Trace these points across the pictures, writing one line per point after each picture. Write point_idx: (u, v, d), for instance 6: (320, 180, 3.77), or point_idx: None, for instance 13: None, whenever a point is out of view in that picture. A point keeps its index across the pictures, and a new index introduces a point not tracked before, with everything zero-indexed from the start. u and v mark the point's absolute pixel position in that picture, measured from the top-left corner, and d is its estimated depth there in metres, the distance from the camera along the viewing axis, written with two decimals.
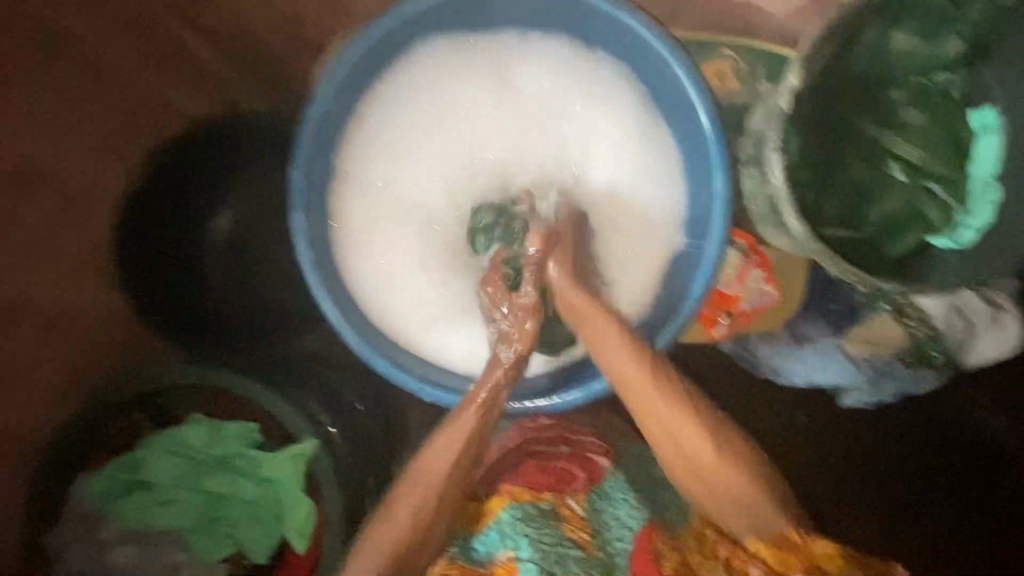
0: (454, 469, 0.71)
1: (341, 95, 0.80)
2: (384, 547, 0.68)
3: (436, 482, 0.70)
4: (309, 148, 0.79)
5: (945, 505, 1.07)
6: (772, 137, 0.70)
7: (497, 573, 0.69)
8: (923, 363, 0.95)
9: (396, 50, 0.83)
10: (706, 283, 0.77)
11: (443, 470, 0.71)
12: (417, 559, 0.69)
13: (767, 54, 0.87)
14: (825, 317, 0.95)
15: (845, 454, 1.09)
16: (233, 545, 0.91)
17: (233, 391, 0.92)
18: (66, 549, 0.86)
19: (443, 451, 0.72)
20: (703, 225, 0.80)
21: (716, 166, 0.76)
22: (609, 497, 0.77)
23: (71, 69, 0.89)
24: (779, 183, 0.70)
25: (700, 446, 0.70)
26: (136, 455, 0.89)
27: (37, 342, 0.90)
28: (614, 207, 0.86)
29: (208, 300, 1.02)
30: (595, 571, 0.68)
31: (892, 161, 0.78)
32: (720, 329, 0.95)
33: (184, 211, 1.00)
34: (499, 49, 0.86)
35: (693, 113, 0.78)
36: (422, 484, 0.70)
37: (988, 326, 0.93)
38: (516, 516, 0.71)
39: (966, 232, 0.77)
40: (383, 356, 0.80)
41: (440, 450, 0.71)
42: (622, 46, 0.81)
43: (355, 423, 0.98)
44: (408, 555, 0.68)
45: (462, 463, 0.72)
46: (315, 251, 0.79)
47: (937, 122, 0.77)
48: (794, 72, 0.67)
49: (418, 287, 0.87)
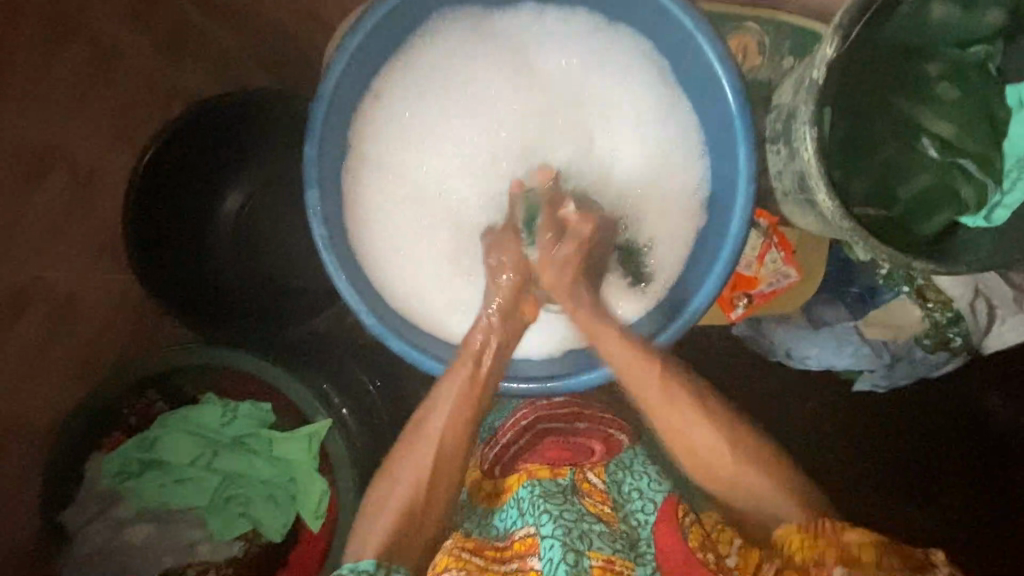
0: (457, 422, 0.72)
1: (354, 69, 0.77)
2: (388, 508, 0.69)
3: (435, 440, 0.72)
4: (323, 123, 0.77)
5: (964, 486, 1.06)
6: (803, 113, 0.68)
7: (514, 548, 0.72)
8: (942, 347, 0.93)
9: (411, 21, 0.79)
10: (731, 264, 0.74)
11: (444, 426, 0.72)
12: (425, 524, 0.70)
13: (791, 28, 0.84)
14: (844, 300, 0.94)
15: (859, 438, 1.08)
16: (249, 524, 0.91)
17: (246, 374, 0.90)
18: (84, 527, 0.87)
19: (442, 410, 0.73)
20: (727, 205, 0.78)
21: (743, 145, 0.74)
22: (629, 469, 0.78)
23: (77, 49, 0.86)
24: (811, 159, 0.68)
25: (696, 430, 0.73)
26: (152, 434, 0.89)
27: (49, 325, 0.89)
28: (632, 189, 0.85)
29: (219, 282, 1.02)
30: (619, 545, 0.70)
31: (924, 138, 0.76)
32: (738, 311, 0.93)
33: (183, 191, 0.99)
34: (517, 24, 0.84)
35: (717, 90, 0.75)
36: (424, 445, 0.71)
37: (1012, 311, 0.91)
38: (536, 493, 0.73)
39: (999, 210, 0.74)
40: (400, 337, 0.78)
41: (439, 412, 0.72)
42: (642, 18, 0.79)
43: (368, 401, 0.97)
44: (415, 520, 0.69)
45: (464, 417, 0.73)
46: (329, 230, 0.78)
47: (970, 96, 0.75)
48: (829, 44, 0.64)
49: (434, 267, 0.86)
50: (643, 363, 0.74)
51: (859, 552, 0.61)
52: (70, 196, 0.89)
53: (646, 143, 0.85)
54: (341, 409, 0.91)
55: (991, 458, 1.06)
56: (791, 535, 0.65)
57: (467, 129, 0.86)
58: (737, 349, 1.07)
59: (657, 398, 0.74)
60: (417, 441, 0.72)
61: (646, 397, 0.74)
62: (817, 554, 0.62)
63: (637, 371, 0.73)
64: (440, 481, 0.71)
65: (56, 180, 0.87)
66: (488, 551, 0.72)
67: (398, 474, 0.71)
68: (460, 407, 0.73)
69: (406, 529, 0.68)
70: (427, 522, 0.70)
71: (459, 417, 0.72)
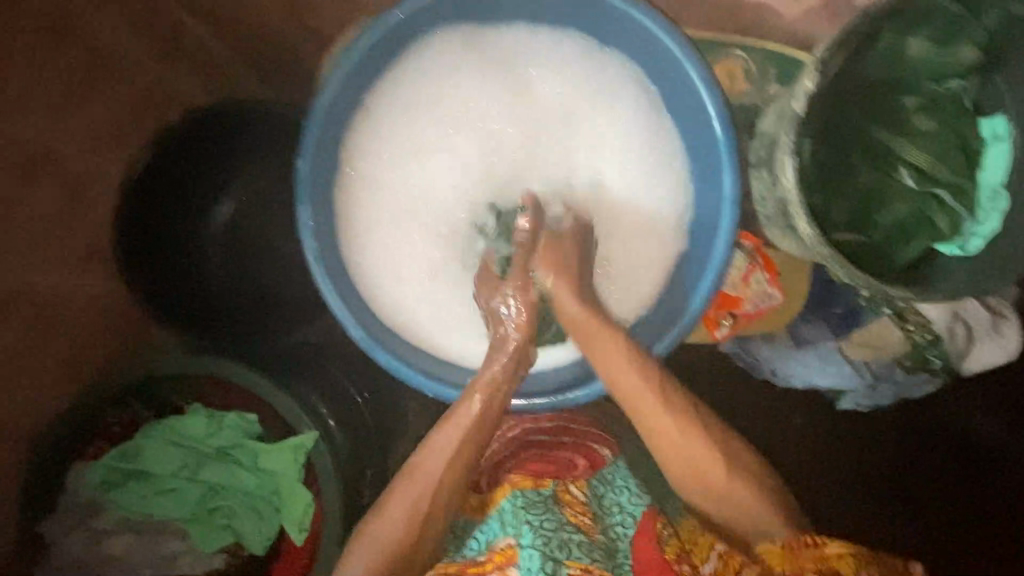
0: (457, 464, 0.69)
1: (350, 87, 0.79)
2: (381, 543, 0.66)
3: (434, 476, 0.68)
4: (315, 140, 0.78)
5: (944, 508, 1.07)
6: (784, 142, 0.70)
7: (493, 560, 0.71)
8: (920, 368, 0.95)
9: (404, 41, 0.81)
10: (714, 287, 0.76)
11: (440, 463, 0.68)
12: (413, 562, 0.66)
13: (777, 56, 0.87)
14: (827, 322, 0.95)
15: (840, 458, 1.09)
16: (231, 535, 0.90)
17: (232, 384, 0.91)
18: (63, 538, 0.86)
19: (444, 446, 0.69)
20: (710, 226, 0.79)
21: (727, 169, 0.76)
22: (611, 485, 0.78)
23: (74, 54, 0.84)
24: (792, 187, 0.70)
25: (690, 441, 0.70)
26: (135, 444, 0.89)
27: (31, 332, 0.86)
28: (622, 212, 0.87)
29: (210, 287, 1.02)
30: (597, 554, 0.68)
31: (901, 167, 0.78)
32: (723, 330, 0.95)
33: (175, 201, 1.00)
34: (510, 45, 0.85)
35: (703, 115, 0.77)
36: (421, 485, 0.68)
37: (988, 334, 0.94)
38: (517, 505, 0.72)
39: (974, 239, 0.77)
40: (387, 351, 0.79)
41: (439, 448, 0.69)
42: (631, 44, 0.81)
43: (354, 413, 0.97)
44: (406, 558, 0.66)
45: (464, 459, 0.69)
46: (320, 244, 0.78)
47: (944, 127, 0.77)
48: (810, 76, 0.66)
49: (424, 282, 0.87)
50: (650, 397, 0.71)
51: (840, 567, 0.62)
52: (63, 202, 0.88)
53: (634, 164, 0.86)
54: (327, 419, 0.91)
55: (964, 479, 1.07)
56: (771, 549, 0.66)
57: (458, 146, 0.87)
58: (722, 367, 1.08)
59: (669, 433, 0.71)
60: (412, 478, 0.68)
61: (659, 435, 0.71)
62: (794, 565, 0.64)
63: (658, 419, 0.71)
64: (433, 520, 0.67)
65: (49, 187, 0.85)
66: (470, 568, 0.70)
67: (390, 503, 0.68)
68: (462, 446, 0.70)
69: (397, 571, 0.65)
70: (419, 556, 0.67)
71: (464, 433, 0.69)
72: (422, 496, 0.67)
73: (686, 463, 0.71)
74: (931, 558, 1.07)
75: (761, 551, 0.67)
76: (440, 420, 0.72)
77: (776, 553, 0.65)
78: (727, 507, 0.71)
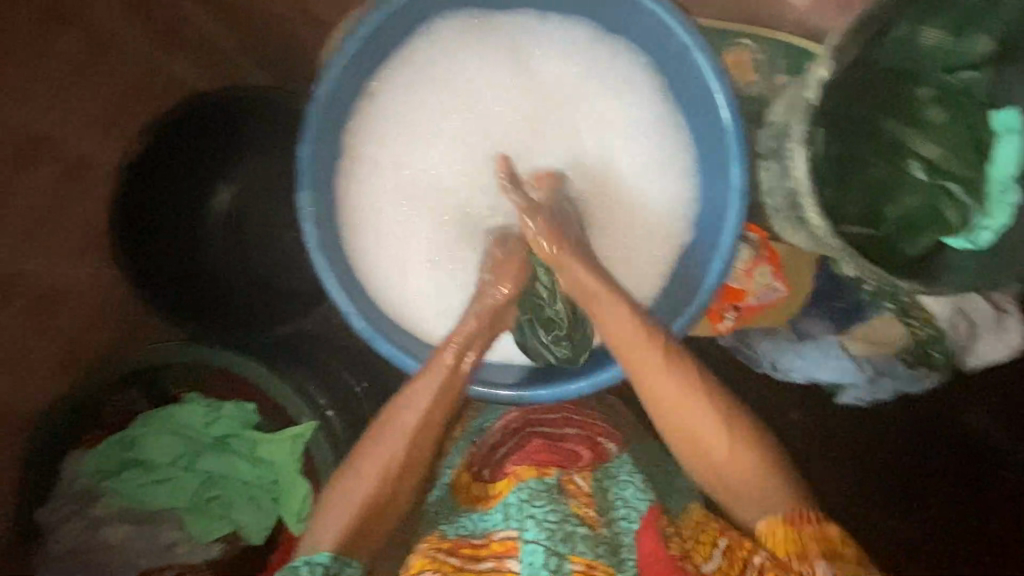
0: (426, 429, 0.70)
1: (354, 73, 0.78)
2: (352, 502, 0.67)
3: (405, 435, 0.69)
4: (317, 125, 0.76)
5: (942, 505, 1.07)
6: (796, 131, 0.69)
7: (492, 547, 0.69)
8: (923, 363, 0.94)
9: (408, 26, 0.80)
10: (722, 276, 0.75)
11: (411, 424, 0.69)
12: (381, 520, 0.68)
13: (787, 45, 0.85)
14: (828, 315, 0.95)
15: (840, 452, 1.09)
16: (229, 526, 0.89)
17: (228, 373, 0.89)
18: (58, 527, 0.86)
19: (415, 408, 0.69)
20: (717, 217, 0.78)
21: (736, 160, 0.75)
22: (615, 478, 0.78)
23: (74, 43, 0.87)
24: (803, 177, 0.69)
25: (691, 412, 0.70)
26: (132, 433, 0.88)
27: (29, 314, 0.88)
28: (628, 201, 0.86)
29: (207, 275, 1.00)
30: (600, 550, 0.67)
31: (912, 160, 0.79)
32: (726, 323, 0.95)
33: (172, 187, 0.98)
34: (515, 31, 0.84)
35: (712, 105, 0.76)
36: (391, 444, 0.68)
37: (990, 329, 0.93)
38: (521, 497, 0.70)
39: (984, 234, 0.75)
40: (388, 341, 0.77)
41: (411, 407, 0.69)
42: (640, 31, 0.80)
43: (354, 404, 0.96)
44: (374, 516, 0.68)
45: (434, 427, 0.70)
46: (321, 233, 0.77)
47: (958, 122, 0.77)
48: (823, 63, 0.65)
49: (426, 272, 0.86)
50: (662, 359, 0.70)
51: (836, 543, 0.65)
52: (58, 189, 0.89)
53: (640, 155, 0.85)
54: (326, 411, 0.90)
55: (963, 476, 1.07)
56: (774, 527, 0.66)
57: (461, 133, 0.86)
58: (724, 361, 1.07)
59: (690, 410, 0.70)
60: (381, 438, 0.69)
61: (683, 413, 0.70)
62: (799, 547, 0.64)
63: (680, 393, 0.70)
64: (403, 479, 0.69)
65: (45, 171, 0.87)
66: (465, 550, 0.69)
67: (362, 461, 0.68)
68: (432, 414, 0.70)
69: (363, 526, 0.67)
70: (388, 514, 0.69)
71: (433, 411, 0.70)
72: (393, 455, 0.68)
73: (703, 441, 0.70)
74: (933, 554, 1.07)
75: (766, 527, 0.67)
76: (409, 382, 0.72)
77: (779, 533, 0.66)
78: (740, 495, 0.70)
